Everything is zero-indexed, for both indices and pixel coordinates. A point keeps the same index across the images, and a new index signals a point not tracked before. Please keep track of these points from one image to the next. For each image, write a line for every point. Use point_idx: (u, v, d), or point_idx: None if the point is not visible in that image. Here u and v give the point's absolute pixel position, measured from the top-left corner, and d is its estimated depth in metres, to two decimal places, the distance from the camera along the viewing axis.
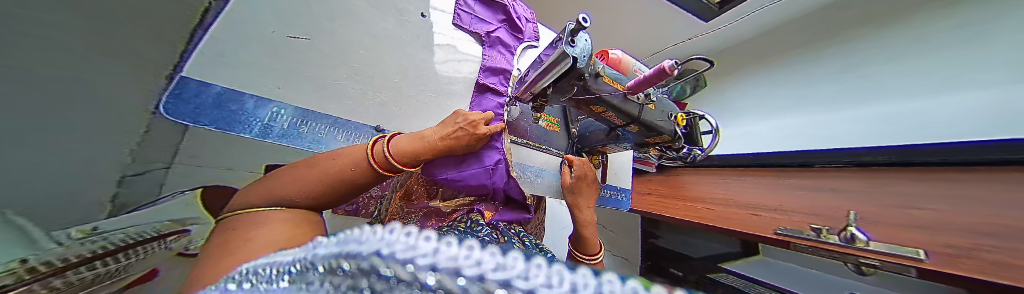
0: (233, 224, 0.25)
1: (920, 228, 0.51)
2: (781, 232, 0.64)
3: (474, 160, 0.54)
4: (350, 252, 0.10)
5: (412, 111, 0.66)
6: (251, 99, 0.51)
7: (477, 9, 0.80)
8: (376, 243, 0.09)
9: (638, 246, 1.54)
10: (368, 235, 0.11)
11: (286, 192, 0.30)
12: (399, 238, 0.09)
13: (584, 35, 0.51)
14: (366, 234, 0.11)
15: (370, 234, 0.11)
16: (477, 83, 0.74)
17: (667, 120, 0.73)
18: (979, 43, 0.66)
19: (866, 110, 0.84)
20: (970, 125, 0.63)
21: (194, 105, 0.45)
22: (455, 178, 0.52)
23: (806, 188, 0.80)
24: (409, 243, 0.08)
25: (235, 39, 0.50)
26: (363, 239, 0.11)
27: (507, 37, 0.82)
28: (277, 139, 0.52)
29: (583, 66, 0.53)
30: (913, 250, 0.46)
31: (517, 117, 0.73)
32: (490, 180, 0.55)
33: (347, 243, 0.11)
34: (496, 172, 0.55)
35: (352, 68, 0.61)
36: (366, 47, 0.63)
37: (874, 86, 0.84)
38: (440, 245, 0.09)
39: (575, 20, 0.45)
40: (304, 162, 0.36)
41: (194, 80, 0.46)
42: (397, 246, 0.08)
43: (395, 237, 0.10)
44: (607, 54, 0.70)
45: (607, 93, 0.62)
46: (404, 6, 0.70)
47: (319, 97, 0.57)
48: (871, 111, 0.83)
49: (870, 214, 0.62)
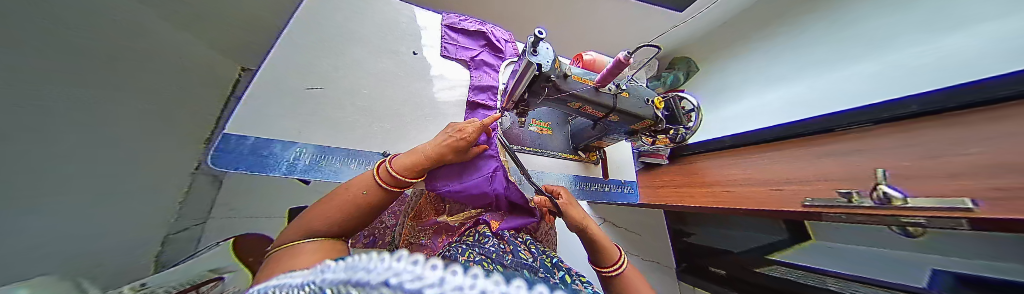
0: (278, 256, 0.28)
1: (966, 175, 0.48)
2: (811, 203, 0.61)
3: (473, 171, 0.57)
4: (357, 279, 0.08)
5: (414, 134, 0.71)
6: (279, 144, 0.57)
7: (461, 40, 0.89)
8: (379, 272, 0.07)
9: (668, 246, 1.45)
10: (373, 262, 0.09)
11: (317, 223, 0.33)
12: (404, 267, 0.07)
13: (545, 45, 0.56)
14: (372, 260, 0.09)
15: (375, 260, 0.09)
16: (468, 102, 0.80)
17: (645, 106, 0.72)
18: None
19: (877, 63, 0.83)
20: (991, 58, 0.59)
21: (236, 154, 0.52)
22: (458, 189, 0.54)
23: (830, 154, 0.76)
24: (414, 273, 0.06)
25: (269, 100, 0.59)
26: (369, 267, 0.09)
27: (490, 59, 0.90)
28: (301, 173, 0.56)
29: (548, 69, 0.57)
30: (958, 200, 0.43)
31: (510, 126, 0.81)
32: (490, 187, 0.57)
33: (354, 269, 0.10)
34: (496, 179, 0.58)
35: (359, 107, 0.67)
36: (370, 87, 0.70)
37: (877, 36, 0.85)
38: (448, 274, 0.06)
39: (533, 34, 0.51)
40: (322, 200, 0.38)
41: (236, 136, 0.54)
42: (401, 277, 0.06)
43: (402, 264, 0.07)
44: (580, 56, 0.74)
45: (579, 89, 0.64)
46: (396, 48, 0.78)
47: (335, 135, 0.62)
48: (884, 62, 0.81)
49: (907, 170, 0.58)
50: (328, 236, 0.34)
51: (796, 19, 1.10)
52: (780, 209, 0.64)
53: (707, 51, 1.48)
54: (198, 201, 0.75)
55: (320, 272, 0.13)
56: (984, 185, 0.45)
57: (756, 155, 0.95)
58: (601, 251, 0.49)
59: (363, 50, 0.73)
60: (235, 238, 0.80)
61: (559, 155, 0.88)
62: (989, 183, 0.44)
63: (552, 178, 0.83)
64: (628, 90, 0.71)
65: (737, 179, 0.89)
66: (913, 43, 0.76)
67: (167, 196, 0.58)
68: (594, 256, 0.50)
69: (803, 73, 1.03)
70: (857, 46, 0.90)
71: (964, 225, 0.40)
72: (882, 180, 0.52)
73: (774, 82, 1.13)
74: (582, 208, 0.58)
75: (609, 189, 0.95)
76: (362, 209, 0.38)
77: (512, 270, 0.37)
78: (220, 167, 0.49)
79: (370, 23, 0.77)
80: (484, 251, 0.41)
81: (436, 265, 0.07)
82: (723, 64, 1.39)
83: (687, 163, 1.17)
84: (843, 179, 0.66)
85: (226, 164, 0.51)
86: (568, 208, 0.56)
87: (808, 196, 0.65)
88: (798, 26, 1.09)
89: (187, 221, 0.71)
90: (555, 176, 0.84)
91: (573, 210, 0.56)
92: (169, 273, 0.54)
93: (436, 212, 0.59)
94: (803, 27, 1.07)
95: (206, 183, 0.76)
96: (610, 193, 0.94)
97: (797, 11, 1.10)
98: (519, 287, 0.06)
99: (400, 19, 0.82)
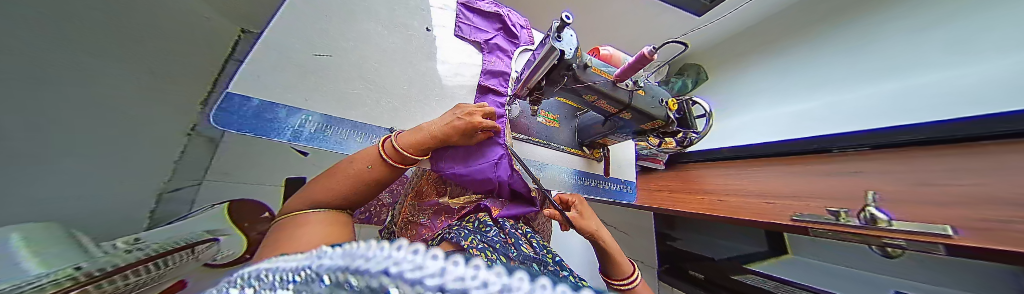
0: (284, 224, 0.28)
1: (947, 204, 0.51)
2: (799, 218, 0.63)
3: (479, 156, 0.57)
4: (358, 267, 0.08)
5: (420, 112, 0.70)
6: (284, 109, 0.55)
7: (475, 20, 0.86)
8: (379, 263, 0.07)
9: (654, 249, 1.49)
10: (373, 250, 0.09)
11: (323, 196, 0.33)
12: (404, 256, 0.07)
13: (569, 31, 0.54)
14: (371, 249, 0.09)
15: (376, 249, 0.09)
16: (478, 85, 0.78)
17: (659, 106, 0.72)
18: (982, 9, 0.70)
19: (891, 85, 0.84)
20: None
21: (239, 115, 0.50)
22: (464, 173, 0.54)
23: (825, 173, 0.77)
24: (414, 263, 0.06)
25: (270, 61, 0.57)
26: (368, 255, 0.09)
27: (504, 43, 0.87)
28: (304, 141, 0.54)
29: (571, 57, 0.56)
30: (940, 227, 0.45)
31: (519, 115, 0.80)
32: (494, 174, 0.57)
33: (354, 256, 0.10)
34: (501, 165, 0.58)
35: (366, 80, 0.65)
36: (379, 60, 0.68)
37: (896, 57, 0.84)
38: (449, 265, 0.06)
39: (558, 18, 0.49)
40: (327, 172, 0.37)
41: (239, 96, 0.52)
42: (407, 267, 0.06)
43: (401, 252, 0.08)
44: (597, 50, 0.73)
45: (597, 82, 0.63)
46: (408, 22, 0.75)
47: (341, 106, 0.61)
48: (897, 85, 0.82)
49: (897, 195, 0.59)
50: (333, 207, 0.34)
51: (817, 34, 1.07)
52: (768, 220, 0.65)
53: (721, 59, 1.46)
54: (193, 162, 0.73)
55: (317, 257, 0.13)
56: (970, 215, 0.46)
57: (755, 168, 0.97)
58: (614, 264, 0.52)
59: (374, 22, 0.70)
60: (230, 202, 0.82)
61: (563, 149, 0.88)
62: (973, 214, 0.46)
63: (555, 171, 0.84)
64: (645, 88, 0.70)
65: (732, 189, 0.91)
66: (924, 66, 0.78)
67: (159, 153, 0.57)
68: (607, 268, 0.53)
69: (813, 91, 1.03)
70: (870, 67, 0.90)
71: (939, 249, 0.42)
72: (872, 202, 0.54)
73: (786, 97, 1.12)
74: (593, 219, 0.57)
75: (607, 187, 0.96)
76: (371, 183, 0.38)
77: (519, 263, 0.37)
78: (222, 127, 0.47)
79: None
80: (485, 239, 0.42)
81: (436, 254, 0.07)
82: (737, 74, 1.36)
83: (686, 170, 1.19)
84: (835, 198, 0.68)
85: (227, 123, 0.49)
86: (579, 220, 0.55)
87: (799, 211, 0.67)
88: (814, 42, 1.08)
89: (180, 181, 0.70)
90: (556, 169, 0.84)
91: (588, 225, 0.55)
92: (162, 231, 0.57)
93: (436, 193, 0.59)
94: (820, 44, 1.05)
95: (202, 145, 0.75)
96: (608, 190, 0.95)
97: (819, 26, 1.07)
98: (517, 279, 0.06)
99: None
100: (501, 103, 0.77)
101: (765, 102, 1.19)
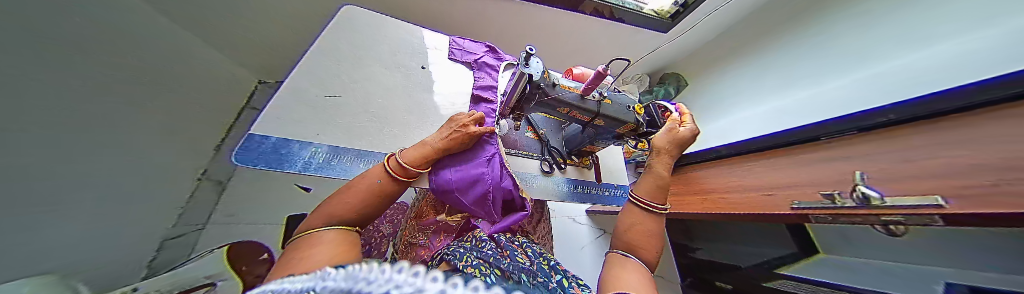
0: (298, 243, 0.29)
1: (928, 177, 0.51)
2: (800, 206, 0.62)
3: (472, 156, 0.59)
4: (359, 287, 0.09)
5: (416, 138, 0.74)
6: (297, 143, 0.58)
7: (465, 45, 1.00)
8: (379, 283, 0.08)
9: (673, 260, 1.42)
10: (376, 273, 0.10)
11: (338, 212, 0.35)
12: (405, 279, 0.08)
13: (536, 58, 0.63)
14: (374, 273, 0.11)
15: (379, 273, 0.10)
16: (472, 96, 0.88)
17: (627, 112, 0.76)
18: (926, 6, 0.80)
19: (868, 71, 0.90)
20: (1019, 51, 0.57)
21: (258, 151, 0.54)
22: (456, 170, 0.55)
23: (818, 160, 0.78)
24: (415, 283, 0.07)
25: (292, 101, 0.63)
26: (370, 278, 0.10)
27: (490, 60, 0.99)
28: (314, 171, 0.57)
29: (538, 78, 0.63)
30: (930, 199, 0.44)
31: (506, 131, 0.84)
32: (488, 170, 0.58)
33: (357, 279, 0.11)
34: (493, 163, 0.60)
35: (371, 113, 0.71)
36: (383, 96, 0.75)
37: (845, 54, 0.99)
38: (445, 287, 0.07)
39: (524, 50, 0.57)
40: (344, 188, 0.40)
41: (258, 135, 0.55)
42: (403, 288, 0.07)
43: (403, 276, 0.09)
44: (570, 71, 0.81)
45: (565, 96, 0.69)
46: (405, 62, 0.84)
47: (347, 136, 0.65)
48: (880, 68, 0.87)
49: (883, 172, 0.60)
50: (347, 225, 0.35)
51: (785, 40, 1.24)
52: (772, 213, 0.66)
53: (701, 67, 1.63)
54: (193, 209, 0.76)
55: (325, 281, 0.14)
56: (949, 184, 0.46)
57: (750, 164, 0.98)
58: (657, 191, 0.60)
59: (377, 63, 0.79)
60: (230, 245, 0.80)
61: (557, 161, 0.89)
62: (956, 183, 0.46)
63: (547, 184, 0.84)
64: (610, 98, 0.75)
65: (729, 187, 0.92)
66: (889, 52, 0.87)
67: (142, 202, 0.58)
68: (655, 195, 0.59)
69: (791, 89, 1.14)
70: (841, 60, 1.01)
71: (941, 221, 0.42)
72: (860, 181, 0.54)
73: (765, 96, 1.24)
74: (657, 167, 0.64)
75: (603, 194, 0.96)
76: (381, 198, 0.41)
77: (509, 277, 0.37)
78: (241, 163, 0.50)
79: (384, 41, 0.84)
80: (481, 255, 0.42)
81: (437, 278, 0.08)
82: (715, 82, 1.54)
83: (687, 172, 1.22)
84: (829, 183, 0.67)
85: (247, 159, 0.52)
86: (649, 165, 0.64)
87: (797, 199, 0.67)
88: (778, 50, 1.26)
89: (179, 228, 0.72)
90: (548, 180, 0.84)
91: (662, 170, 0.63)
92: (157, 280, 0.58)
93: (435, 211, 0.60)
94: (786, 45, 1.23)
95: (208, 191, 0.82)
96: (606, 198, 0.95)
97: (793, 31, 1.21)
98: None
99: (411, 38, 0.91)
100: (493, 109, 0.82)
101: (747, 103, 1.32)
